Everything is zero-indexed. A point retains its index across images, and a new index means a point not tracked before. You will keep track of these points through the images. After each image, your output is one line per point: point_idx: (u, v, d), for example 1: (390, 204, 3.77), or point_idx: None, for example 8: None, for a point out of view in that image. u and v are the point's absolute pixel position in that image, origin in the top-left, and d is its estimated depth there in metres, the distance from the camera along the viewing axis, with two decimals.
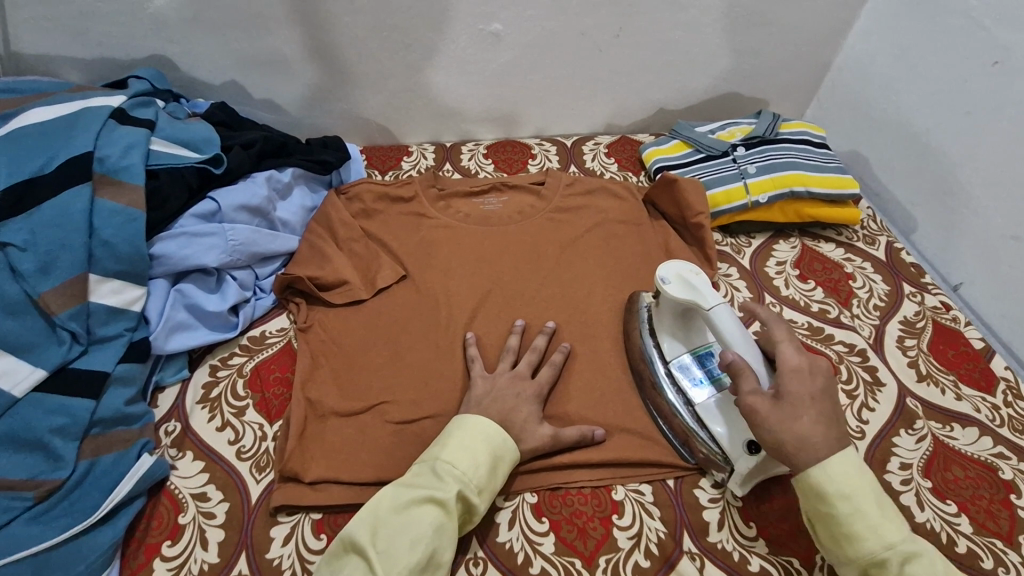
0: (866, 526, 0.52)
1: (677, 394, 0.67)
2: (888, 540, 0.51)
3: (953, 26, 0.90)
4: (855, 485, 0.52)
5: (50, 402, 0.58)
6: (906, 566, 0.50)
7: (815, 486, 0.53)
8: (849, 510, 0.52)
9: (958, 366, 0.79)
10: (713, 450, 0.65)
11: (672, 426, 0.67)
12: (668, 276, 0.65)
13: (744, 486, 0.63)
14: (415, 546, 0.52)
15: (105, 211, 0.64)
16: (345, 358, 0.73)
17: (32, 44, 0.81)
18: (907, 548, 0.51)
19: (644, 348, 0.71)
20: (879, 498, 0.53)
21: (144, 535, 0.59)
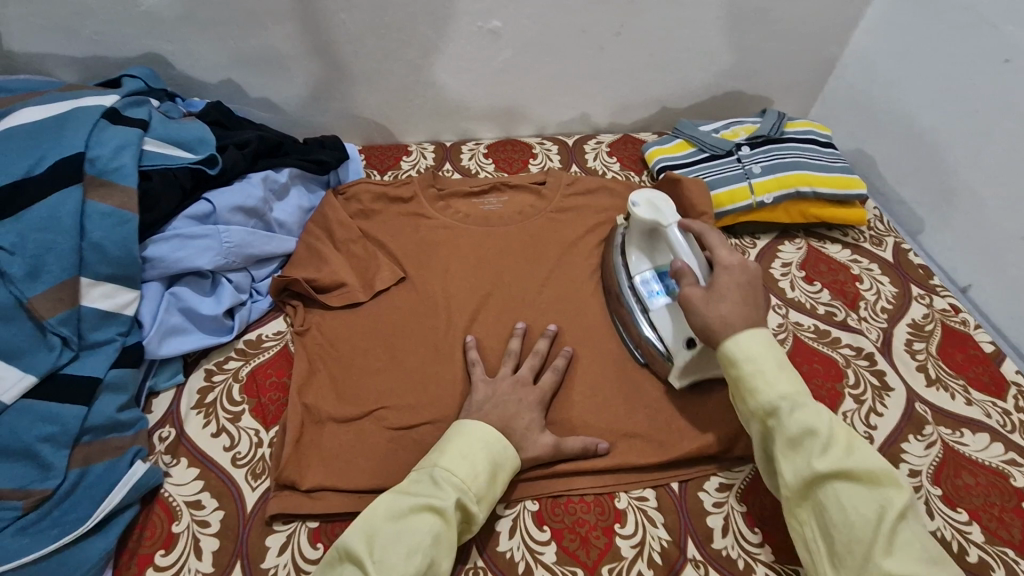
0: (762, 378, 0.56)
1: (636, 302, 0.73)
2: (780, 389, 0.56)
3: (961, 23, 0.88)
4: (758, 347, 0.57)
5: (39, 409, 0.56)
6: (794, 412, 0.54)
7: (724, 351, 0.58)
8: (749, 366, 0.57)
9: (967, 370, 0.77)
10: (660, 352, 0.70)
11: (630, 332, 0.73)
12: (638, 200, 0.71)
13: (682, 379, 0.68)
14: (412, 556, 0.51)
15: (96, 214, 0.62)
16: (343, 362, 0.71)
17: (23, 42, 0.79)
18: (800, 400, 0.55)
19: (616, 265, 0.76)
20: (781, 361, 0.57)
21: (137, 545, 0.57)
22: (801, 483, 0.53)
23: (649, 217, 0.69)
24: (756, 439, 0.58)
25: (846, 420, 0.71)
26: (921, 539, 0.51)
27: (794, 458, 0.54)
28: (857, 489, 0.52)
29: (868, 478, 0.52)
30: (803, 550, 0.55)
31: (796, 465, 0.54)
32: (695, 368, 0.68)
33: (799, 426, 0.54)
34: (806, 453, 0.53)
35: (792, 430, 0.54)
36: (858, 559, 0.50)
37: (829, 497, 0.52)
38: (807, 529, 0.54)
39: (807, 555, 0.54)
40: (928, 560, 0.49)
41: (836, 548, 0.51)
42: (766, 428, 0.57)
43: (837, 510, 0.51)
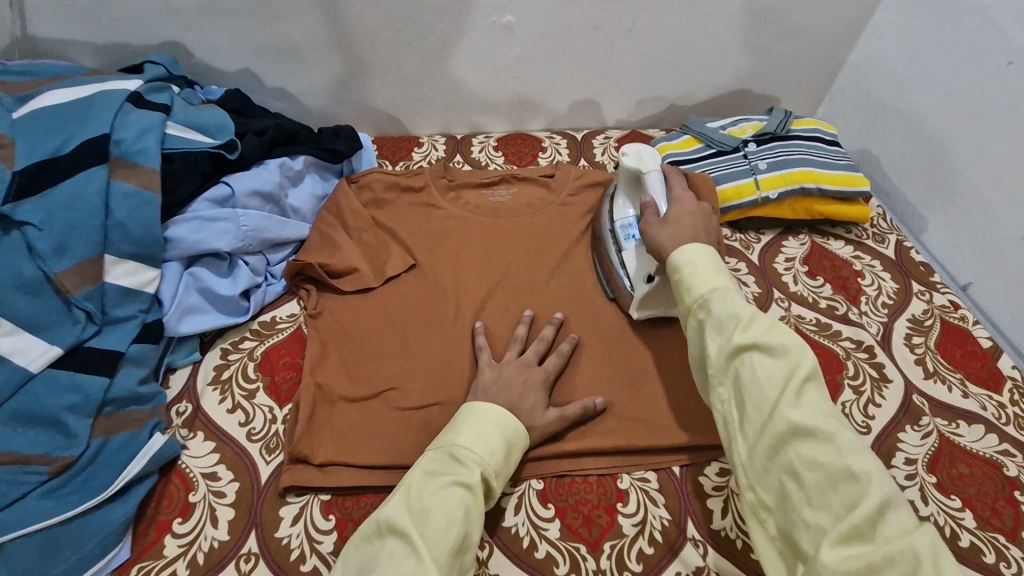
0: (697, 277, 0.59)
1: (613, 242, 0.78)
2: (710, 283, 0.58)
3: (966, 26, 0.89)
4: (697, 252, 0.61)
5: (65, 379, 0.59)
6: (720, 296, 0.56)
7: (670, 260, 0.62)
8: (686, 266, 0.60)
9: (965, 365, 0.79)
10: (625, 286, 0.75)
11: (605, 270, 0.79)
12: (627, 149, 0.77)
13: (642, 311, 0.74)
14: (450, 528, 0.51)
15: (120, 194, 0.64)
16: (354, 345, 0.73)
17: (48, 27, 0.81)
18: (730, 291, 0.57)
19: (603, 210, 0.82)
20: (717, 264, 0.60)
21: (155, 513, 0.59)
22: (720, 355, 0.54)
23: (631, 163, 0.75)
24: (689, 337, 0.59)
25: (845, 411, 0.73)
26: (829, 404, 0.50)
27: (718, 336, 0.55)
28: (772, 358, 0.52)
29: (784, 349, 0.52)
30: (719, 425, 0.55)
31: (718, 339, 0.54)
32: (654, 302, 0.73)
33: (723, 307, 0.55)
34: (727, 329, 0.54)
35: (718, 313, 0.55)
36: (765, 417, 0.50)
37: (745, 365, 0.52)
38: (723, 400, 0.54)
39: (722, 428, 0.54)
40: (833, 418, 0.49)
41: (746, 410, 0.51)
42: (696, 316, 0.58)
43: (750, 374, 0.51)
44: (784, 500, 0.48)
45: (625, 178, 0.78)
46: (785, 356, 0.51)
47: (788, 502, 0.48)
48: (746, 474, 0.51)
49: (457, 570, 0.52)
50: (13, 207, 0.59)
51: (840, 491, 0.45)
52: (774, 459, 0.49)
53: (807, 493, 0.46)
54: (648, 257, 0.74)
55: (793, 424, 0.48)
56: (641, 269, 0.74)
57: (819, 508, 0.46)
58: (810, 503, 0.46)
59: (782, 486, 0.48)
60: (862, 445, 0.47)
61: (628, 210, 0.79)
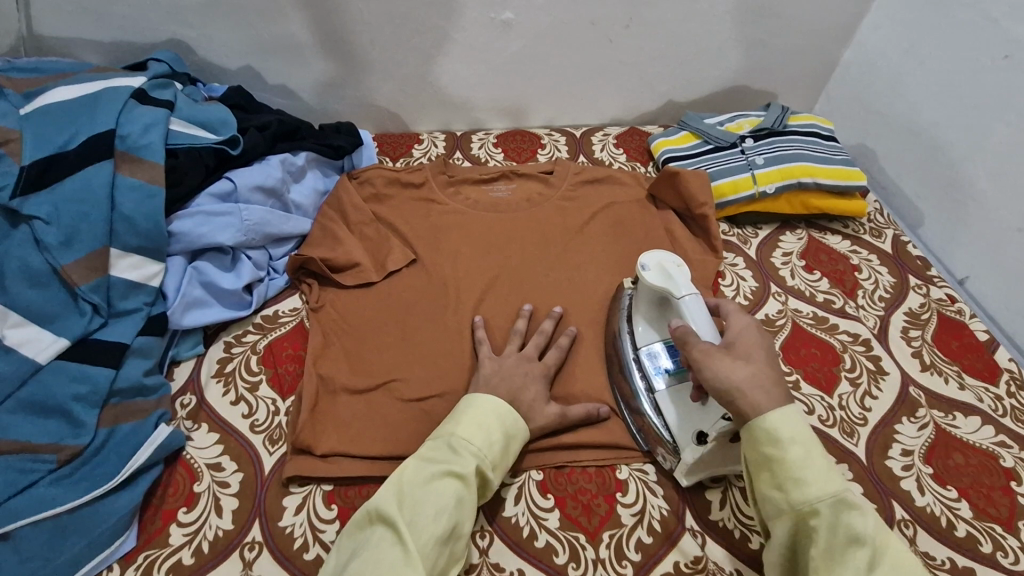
0: (807, 469, 0.52)
1: (643, 382, 0.68)
2: (827, 489, 0.51)
3: (963, 20, 0.90)
4: (804, 434, 0.53)
5: (73, 370, 0.60)
6: (841, 514, 0.50)
7: (767, 428, 0.53)
8: (794, 451, 0.52)
9: (961, 357, 0.80)
10: (665, 440, 0.65)
11: (632, 414, 0.68)
12: (649, 263, 0.68)
13: (690, 477, 0.63)
14: (439, 517, 0.53)
15: (125, 187, 0.65)
16: (356, 337, 0.74)
17: (53, 26, 0.82)
18: (845, 499, 0.51)
19: (620, 333, 0.72)
20: (823, 452, 0.53)
21: (161, 502, 0.60)
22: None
23: (660, 284, 0.66)
24: (783, 537, 0.52)
25: (841, 403, 0.74)
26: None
27: (837, 567, 0.49)
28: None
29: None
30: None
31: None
32: (704, 466, 0.62)
33: (845, 534, 0.49)
34: (851, 564, 0.49)
35: (840, 536, 0.49)
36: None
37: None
38: None
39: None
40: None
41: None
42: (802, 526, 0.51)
43: None
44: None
45: (651, 297, 0.70)
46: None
47: None
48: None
49: (446, 558, 0.53)
50: (22, 201, 0.61)
51: None
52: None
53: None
54: (691, 405, 0.64)
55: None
56: (687, 423, 0.64)
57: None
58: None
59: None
60: None
61: (654, 338, 0.70)
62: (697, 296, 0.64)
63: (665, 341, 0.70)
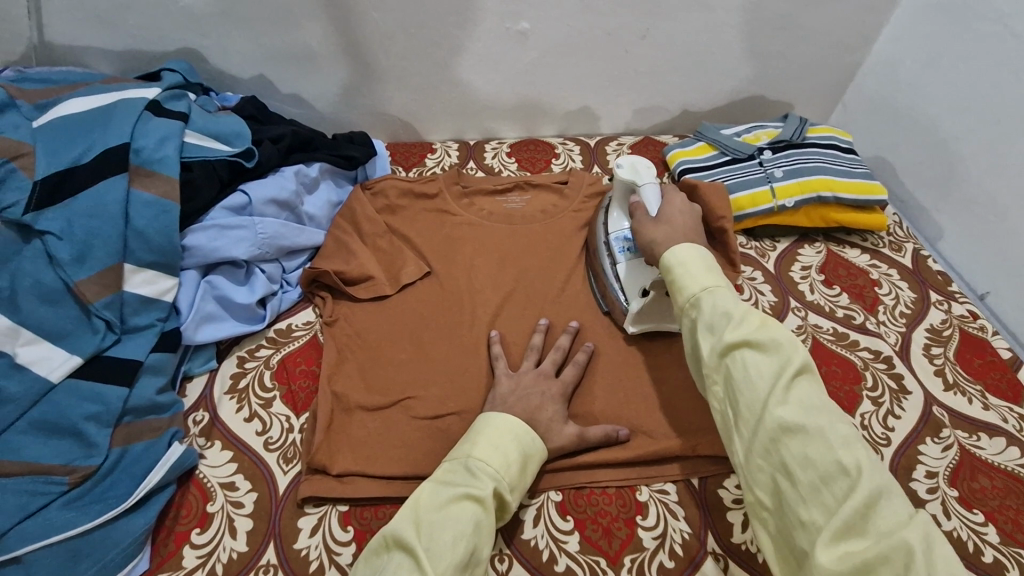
0: (685, 272, 0.58)
1: (608, 256, 0.77)
2: (702, 279, 0.57)
3: (985, 33, 0.89)
4: (686, 247, 0.60)
5: (86, 389, 0.59)
6: (710, 295, 0.55)
7: (660, 257, 0.61)
8: (675, 262, 0.59)
9: (985, 375, 0.78)
10: (620, 300, 0.75)
11: (600, 285, 0.78)
12: (623, 163, 0.74)
13: (636, 325, 0.73)
14: (458, 542, 0.51)
15: (139, 202, 0.64)
16: (370, 353, 0.73)
17: (66, 35, 0.82)
18: (718, 286, 0.56)
19: (599, 221, 0.81)
20: (705, 258, 0.59)
21: (174, 523, 0.59)
22: (712, 354, 0.53)
23: (627, 176, 0.73)
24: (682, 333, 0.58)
25: (864, 422, 0.72)
26: (821, 398, 0.50)
27: (707, 332, 0.54)
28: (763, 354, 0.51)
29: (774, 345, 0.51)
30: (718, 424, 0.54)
31: (708, 337, 0.54)
32: (648, 316, 0.73)
33: (715, 308, 0.55)
34: (718, 327, 0.54)
35: (708, 310, 0.55)
36: (756, 413, 0.49)
37: (735, 361, 0.52)
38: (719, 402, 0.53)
39: (721, 428, 0.53)
40: (823, 412, 0.48)
41: (737, 406, 0.51)
42: (687, 317, 0.57)
43: (742, 372, 0.51)
44: (779, 499, 0.47)
45: (621, 190, 0.76)
46: (775, 351, 0.51)
47: (783, 502, 0.47)
48: (744, 474, 0.51)
49: None
50: (35, 216, 0.60)
51: (833, 488, 0.45)
52: (768, 457, 0.48)
53: (802, 493, 0.46)
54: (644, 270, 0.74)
55: (783, 421, 0.48)
56: (638, 283, 0.74)
57: (812, 506, 0.45)
58: (803, 501, 0.46)
59: (777, 484, 0.48)
60: (855, 439, 0.47)
61: (624, 222, 0.78)
62: (655, 184, 0.71)
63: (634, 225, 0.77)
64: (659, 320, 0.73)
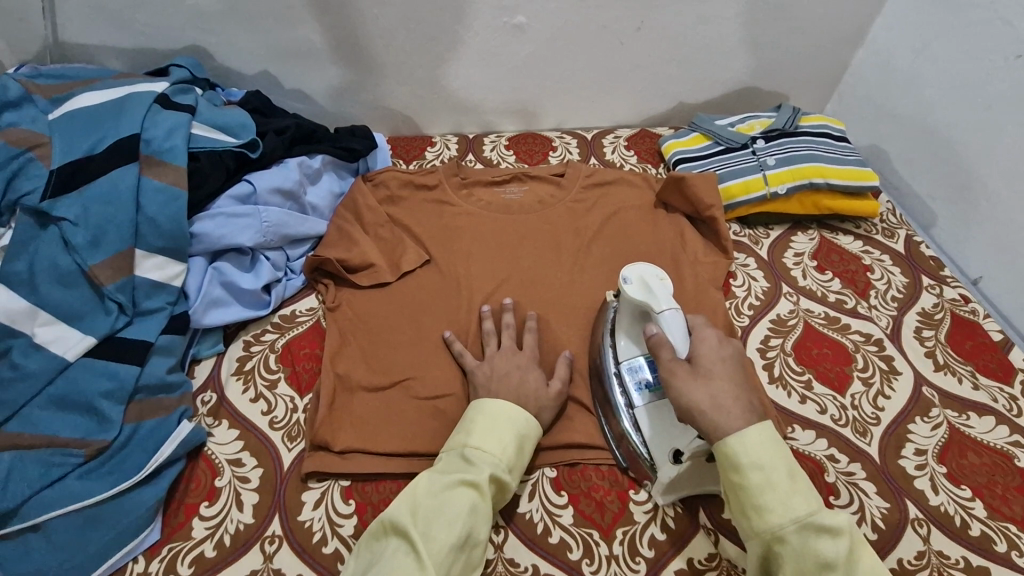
0: (770, 494, 0.51)
1: (622, 398, 0.67)
2: (793, 514, 0.51)
3: (975, 21, 0.90)
4: (767, 456, 0.52)
5: (100, 367, 0.62)
6: (807, 538, 0.50)
7: (729, 455, 0.53)
8: (756, 479, 0.52)
9: (975, 357, 0.79)
10: (644, 459, 0.64)
11: (614, 434, 0.68)
12: (631, 278, 0.67)
13: (665, 497, 0.63)
14: (452, 525, 0.54)
15: (150, 189, 0.67)
16: (372, 336, 0.75)
17: (79, 33, 0.85)
18: (812, 522, 0.50)
19: (604, 348, 0.71)
20: (789, 473, 0.52)
21: (184, 496, 0.62)
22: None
23: (640, 297, 0.66)
24: (753, 558, 0.53)
25: (854, 402, 0.74)
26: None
27: None
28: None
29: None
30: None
31: None
32: (680, 485, 0.62)
33: (815, 560, 0.49)
34: None
35: (808, 564, 0.49)
36: None
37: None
38: None
39: None
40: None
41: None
42: (771, 552, 0.52)
43: None
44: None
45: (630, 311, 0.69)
46: None
47: None
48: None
49: (462, 565, 0.54)
50: (51, 203, 0.63)
51: None
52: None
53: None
54: (670, 423, 0.64)
55: None
56: (664, 443, 0.64)
57: None
58: None
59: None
60: None
61: (635, 351, 0.69)
62: (676, 310, 0.64)
63: (646, 354, 0.69)
64: (691, 488, 0.63)
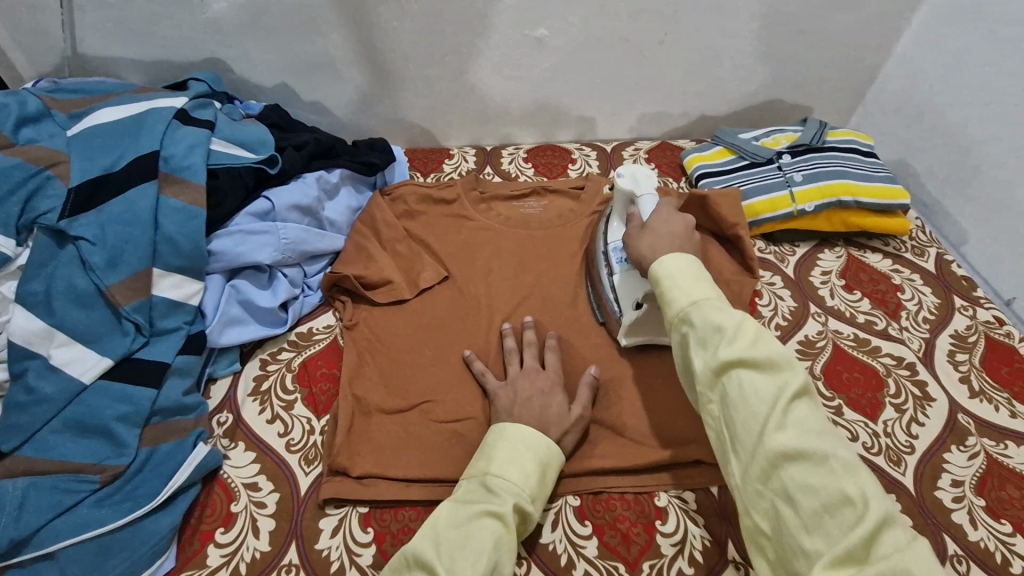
0: (675, 285, 0.58)
1: (605, 266, 0.75)
2: (691, 295, 0.57)
3: (1008, 36, 0.87)
4: (673, 258, 0.59)
5: (116, 390, 0.61)
6: (700, 310, 0.55)
7: (649, 271, 0.61)
8: (664, 276, 0.59)
9: (1012, 383, 0.77)
10: (615, 313, 0.73)
11: (597, 294, 0.77)
12: (624, 171, 0.72)
13: (628, 338, 0.72)
14: (479, 559, 0.51)
15: (168, 209, 0.66)
16: (390, 357, 0.74)
17: (98, 47, 0.84)
18: (709, 300, 0.56)
19: (598, 231, 0.79)
20: (696, 272, 0.59)
21: (199, 522, 0.60)
22: (707, 372, 0.53)
23: (627, 186, 0.71)
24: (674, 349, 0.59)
25: (887, 429, 0.71)
26: (817, 417, 0.50)
27: (701, 352, 0.54)
28: (758, 371, 0.51)
29: (770, 365, 0.51)
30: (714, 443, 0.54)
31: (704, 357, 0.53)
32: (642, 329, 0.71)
33: (705, 321, 0.54)
34: (712, 346, 0.53)
35: (701, 328, 0.54)
36: (754, 439, 0.49)
37: (731, 382, 0.51)
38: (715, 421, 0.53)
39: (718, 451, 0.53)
40: (822, 435, 0.48)
41: (733, 427, 0.51)
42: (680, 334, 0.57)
43: (738, 393, 0.51)
44: (778, 525, 0.47)
45: (621, 201, 0.74)
46: (772, 375, 0.51)
47: (783, 529, 0.47)
48: (742, 497, 0.51)
49: None
50: (69, 222, 0.62)
51: (836, 516, 0.45)
52: (767, 482, 0.48)
53: (802, 518, 0.46)
54: (639, 283, 0.71)
55: (780, 451, 0.47)
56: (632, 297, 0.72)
57: (814, 534, 0.45)
58: (806, 530, 0.45)
59: (775, 509, 0.48)
60: (856, 464, 0.47)
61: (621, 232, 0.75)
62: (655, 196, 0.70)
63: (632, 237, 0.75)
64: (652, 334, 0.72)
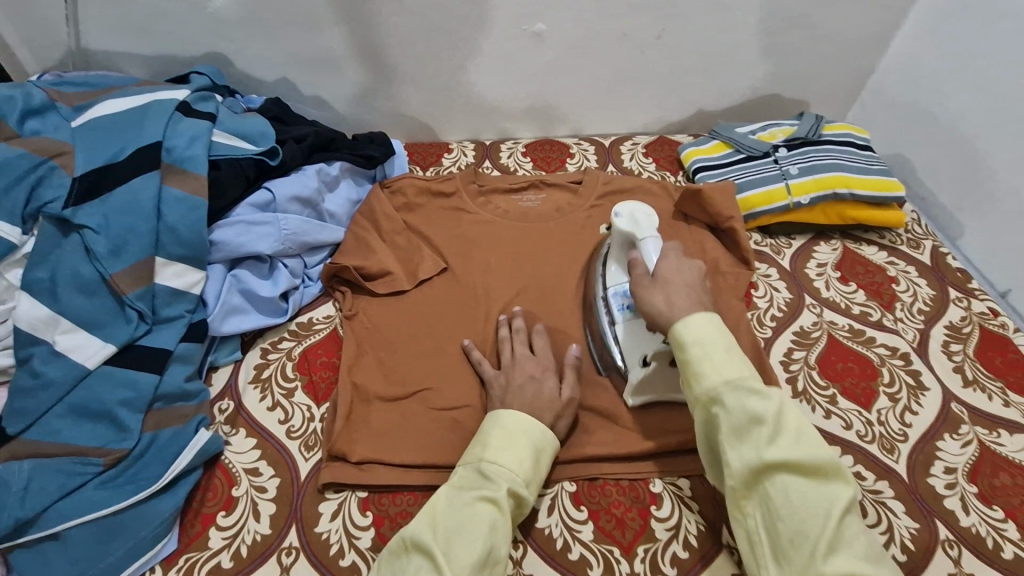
0: (707, 362, 0.55)
1: (607, 314, 0.73)
2: (727, 376, 0.54)
3: (1004, 30, 0.88)
4: (706, 331, 0.56)
5: (119, 376, 0.62)
6: (737, 395, 0.53)
7: (672, 331, 0.58)
8: (695, 350, 0.56)
9: (1006, 373, 0.77)
10: (619, 364, 0.71)
11: (597, 342, 0.74)
12: (621, 212, 0.70)
13: (635, 398, 0.69)
14: (475, 542, 0.52)
15: (170, 199, 0.67)
16: (389, 346, 0.75)
17: (102, 41, 0.85)
18: (745, 383, 0.53)
19: (597, 274, 0.77)
20: (728, 346, 0.56)
21: (200, 505, 0.61)
22: (745, 469, 0.51)
23: (626, 227, 0.69)
24: (700, 424, 0.57)
25: (880, 418, 0.72)
26: (863, 535, 0.49)
27: (740, 446, 0.52)
28: (803, 478, 0.50)
29: (816, 470, 0.50)
30: (745, 538, 0.53)
31: (743, 453, 0.51)
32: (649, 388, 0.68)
33: (743, 410, 0.52)
34: (752, 442, 0.51)
35: (740, 420, 0.52)
36: (801, 556, 0.48)
37: (775, 487, 0.50)
38: (751, 520, 0.52)
39: (750, 548, 0.52)
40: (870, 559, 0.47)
41: (776, 532, 0.49)
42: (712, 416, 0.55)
43: (784, 502, 0.49)
44: None
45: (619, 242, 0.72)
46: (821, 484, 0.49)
47: None
48: None
49: None
50: (73, 211, 0.63)
51: None
52: None
53: None
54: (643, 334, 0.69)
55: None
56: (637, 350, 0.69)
57: None
58: None
59: None
60: None
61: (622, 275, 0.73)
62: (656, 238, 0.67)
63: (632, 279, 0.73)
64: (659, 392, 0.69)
